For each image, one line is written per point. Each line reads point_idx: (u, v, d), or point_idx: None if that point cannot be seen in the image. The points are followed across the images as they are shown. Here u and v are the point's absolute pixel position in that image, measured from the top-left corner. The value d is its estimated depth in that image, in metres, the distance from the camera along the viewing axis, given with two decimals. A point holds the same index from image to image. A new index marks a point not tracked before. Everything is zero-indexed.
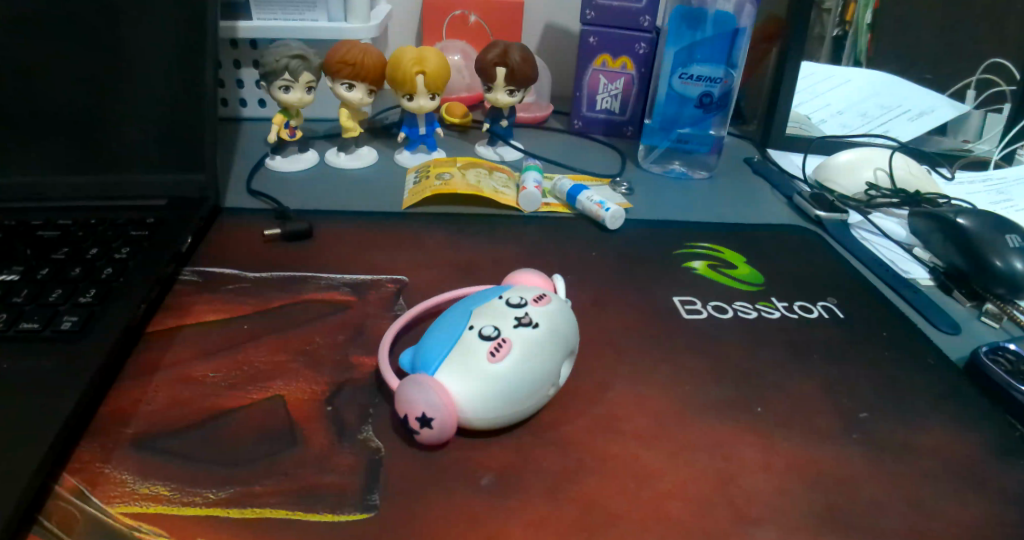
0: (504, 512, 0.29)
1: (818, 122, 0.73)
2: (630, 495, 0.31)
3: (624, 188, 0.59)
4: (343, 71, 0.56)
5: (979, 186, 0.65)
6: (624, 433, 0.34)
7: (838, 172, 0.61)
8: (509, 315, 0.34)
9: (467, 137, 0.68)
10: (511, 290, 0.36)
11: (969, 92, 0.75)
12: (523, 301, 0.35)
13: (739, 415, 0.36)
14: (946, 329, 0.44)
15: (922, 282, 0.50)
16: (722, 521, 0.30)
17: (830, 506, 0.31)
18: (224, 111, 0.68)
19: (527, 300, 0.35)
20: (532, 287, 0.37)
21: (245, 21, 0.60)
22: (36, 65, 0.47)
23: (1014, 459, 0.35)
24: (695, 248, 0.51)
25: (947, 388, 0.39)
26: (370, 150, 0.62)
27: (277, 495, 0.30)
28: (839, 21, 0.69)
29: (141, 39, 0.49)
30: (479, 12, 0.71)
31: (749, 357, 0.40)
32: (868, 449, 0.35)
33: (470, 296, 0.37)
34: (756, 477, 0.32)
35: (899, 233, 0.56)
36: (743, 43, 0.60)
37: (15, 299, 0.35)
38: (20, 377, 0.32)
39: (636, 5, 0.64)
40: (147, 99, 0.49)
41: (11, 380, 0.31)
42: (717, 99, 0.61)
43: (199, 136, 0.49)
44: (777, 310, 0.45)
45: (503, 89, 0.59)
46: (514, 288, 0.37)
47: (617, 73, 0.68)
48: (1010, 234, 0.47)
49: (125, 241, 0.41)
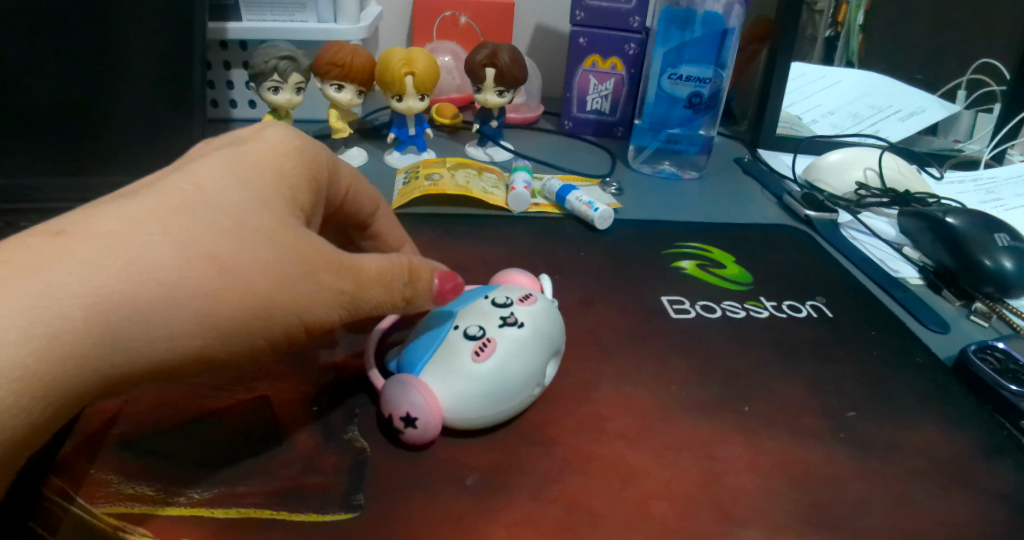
0: (488, 512, 0.29)
1: (809, 122, 0.73)
2: (616, 496, 0.31)
3: (613, 188, 0.59)
4: (332, 72, 0.56)
5: (969, 186, 0.65)
6: (609, 432, 0.34)
7: (827, 172, 0.61)
8: (496, 316, 0.34)
9: (458, 138, 0.68)
10: (496, 289, 0.36)
11: (960, 92, 0.76)
12: (509, 301, 0.35)
13: (725, 415, 0.36)
14: (934, 328, 0.44)
15: (912, 281, 0.50)
16: (707, 522, 0.30)
17: (816, 505, 0.31)
18: (214, 112, 0.67)
19: (512, 299, 0.35)
20: (518, 287, 0.37)
21: (235, 22, 0.60)
22: (25, 68, 0.48)
23: (1001, 458, 0.35)
24: (684, 248, 0.51)
25: (936, 388, 0.39)
26: (360, 151, 0.61)
27: (261, 496, 0.29)
28: (830, 22, 0.69)
29: (126, 42, 0.50)
30: (470, 13, 0.71)
31: (736, 357, 0.40)
32: (855, 449, 0.35)
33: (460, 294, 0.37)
34: (742, 478, 0.32)
35: (889, 233, 0.56)
36: (731, 44, 0.60)
37: None
38: None
39: (626, 6, 0.64)
40: (132, 103, 0.50)
41: None
42: (706, 99, 0.61)
43: (187, 139, 0.51)
44: (765, 310, 0.45)
45: (492, 89, 0.59)
46: (501, 288, 0.37)
47: (607, 73, 0.68)
48: (998, 233, 0.47)
49: None
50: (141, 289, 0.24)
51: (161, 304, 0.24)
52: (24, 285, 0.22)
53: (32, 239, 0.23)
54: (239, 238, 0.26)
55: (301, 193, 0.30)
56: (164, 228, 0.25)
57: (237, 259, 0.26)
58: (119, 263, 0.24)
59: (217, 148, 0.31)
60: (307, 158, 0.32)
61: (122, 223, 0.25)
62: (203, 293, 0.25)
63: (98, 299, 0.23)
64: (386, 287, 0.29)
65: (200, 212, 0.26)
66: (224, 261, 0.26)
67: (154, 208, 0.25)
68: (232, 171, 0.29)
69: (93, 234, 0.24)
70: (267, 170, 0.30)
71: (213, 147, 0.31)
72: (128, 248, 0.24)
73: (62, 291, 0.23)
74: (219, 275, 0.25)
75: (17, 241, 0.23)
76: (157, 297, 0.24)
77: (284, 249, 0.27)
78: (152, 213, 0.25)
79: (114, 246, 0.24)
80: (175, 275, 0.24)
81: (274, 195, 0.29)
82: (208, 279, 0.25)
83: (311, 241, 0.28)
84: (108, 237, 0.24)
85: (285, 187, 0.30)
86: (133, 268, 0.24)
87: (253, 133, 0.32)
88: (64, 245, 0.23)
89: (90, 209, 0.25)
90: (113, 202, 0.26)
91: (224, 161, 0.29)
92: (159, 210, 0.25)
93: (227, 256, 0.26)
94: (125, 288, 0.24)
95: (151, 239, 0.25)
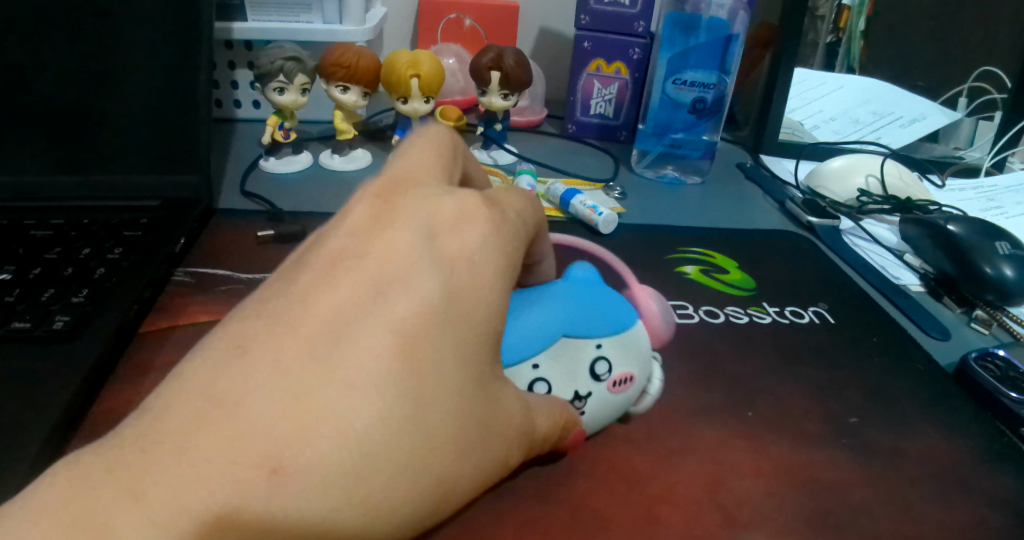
0: (495, 516, 0.29)
1: (811, 128, 0.73)
2: (622, 499, 0.31)
3: (617, 192, 0.59)
4: (337, 73, 0.56)
5: (969, 193, 0.66)
6: (615, 437, 0.34)
7: (829, 178, 0.62)
8: (585, 382, 0.31)
9: (461, 141, 0.68)
10: (611, 344, 0.32)
11: (960, 100, 0.76)
12: (604, 378, 0.32)
13: (729, 420, 0.36)
14: (936, 335, 0.44)
15: (913, 287, 0.50)
16: (711, 525, 0.30)
17: (819, 509, 0.32)
18: (219, 112, 0.68)
19: (609, 379, 0.32)
20: (637, 349, 0.34)
21: (240, 23, 0.60)
22: (32, 66, 0.49)
23: (1002, 464, 0.35)
24: (688, 253, 0.51)
25: (937, 394, 0.39)
26: (364, 153, 0.62)
27: None
28: (831, 28, 0.69)
29: (131, 41, 0.50)
30: (474, 15, 0.71)
31: (739, 362, 0.41)
32: (857, 454, 0.35)
33: (591, 298, 0.33)
34: (746, 482, 0.33)
35: (890, 240, 0.56)
36: (736, 50, 0.60)
37: (8, 298, 0.38)
38: (23, 373, 0.34)
39: (631, 11, 0.64)
40: (134, 100, 0.50)
41: (13, 377, 0.34)
42: (711, 104, 0.61)
43: (192, 137, 0.51)
44: (768, 316, 0.45)
45: (497, 93, 0.60)
46: (620, 336, 0.33)
47: (611, 78, 0.68)
48: (999, 241, 0.47)
49: (118, 241, 0.44)
50: (373, 482, 0.21)
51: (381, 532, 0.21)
52: (248, 529, 0.19)
53: (249, 456, 0.19)
54: (447, 427, 0.23)
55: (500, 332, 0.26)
56: (383, 421, 0.21)
57: (447, 448, 0.23)
58: (347, 478, 0.20)
59: (414, 252, 0.25)
60: (508, 278, 0.27)
61: (339, 419, 0.21)
62: (420, 497, 0.22)
63: (338, 502, 0.20)
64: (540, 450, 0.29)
65: (417, 388, 0.22)
66: (438, 436, 0.23)
67: (374, 388, 0.21)
68: (444, 304, 0.24)
69: (320, 424, 0.20)
70: (479, 300, 0.25)
71: (411, 246, 0.25)
72: (356, 446, 0.21)
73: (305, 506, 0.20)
74: (434, 476, 0.22)
75: (225, 444, 0.19)
76: (380, 517, 0.21)
77: (480, 433, 0.24)
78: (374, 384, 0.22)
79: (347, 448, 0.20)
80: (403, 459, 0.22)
81: (481, 349, 0.25)
82: (422, 479, 0.22)
83: (500, 427, 0.25)
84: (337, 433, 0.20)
85: (493, 333, 0.25)
86: (356, 477, 0.21)
87: (444, 230, 0.26)
88: (290, 472, 0.20)
89: (303, 389, 0.21)
90: (325, 361, 0.21)
91: (411, 288, 0.24)
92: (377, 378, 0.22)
93: (440, 455, 0.23)
94: (351, 505, 0.20)
95: (373, 439, 0.21)
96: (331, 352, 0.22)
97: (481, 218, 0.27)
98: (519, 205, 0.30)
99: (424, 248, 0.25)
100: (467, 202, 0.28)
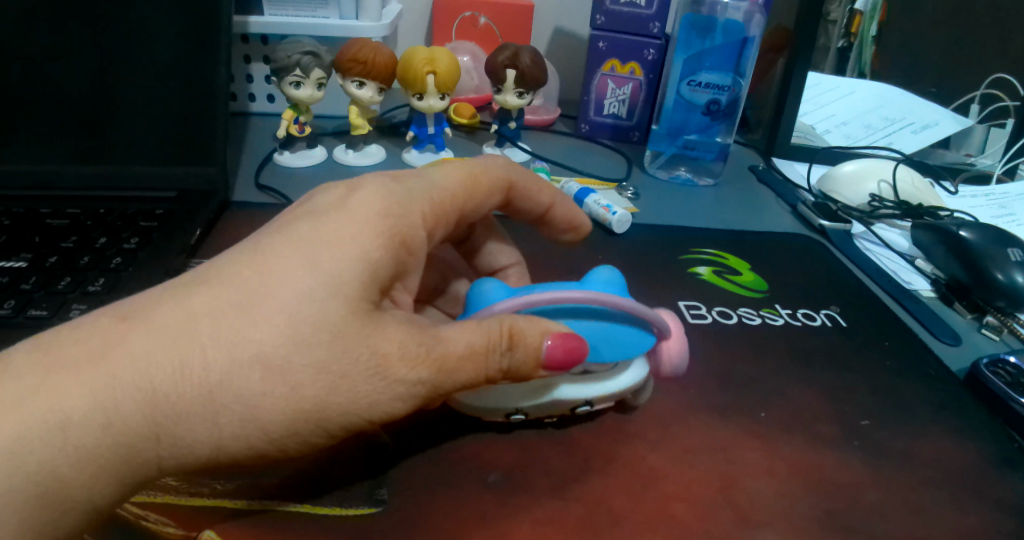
0: (513, 511, 0.30)
1: (823, 132, 0.73)
2: (636, 497, 0.31)
3: (630, 192, 0.59)
4: (353, 69, 0.56)
5: (981, 200, 0.66)
6: (628, 434, 0.35)
7: (841, 183, 0.62)
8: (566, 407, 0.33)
9: (475, 139, 0.69)
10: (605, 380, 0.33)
11: (972, 106, 0.77)
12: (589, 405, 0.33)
13: (741, 421, 0.36)
14: (946, 340, 0.45)
15: (924, 293, 0.50)
16: (723, 523, 0.30)
17: (831, 511, 0.32)
18: (233, 105, 0.68)
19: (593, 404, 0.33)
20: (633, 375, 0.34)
21: (256, 16, 0.61)
22: (45, 52, 0.49)
23: (1012, 469, 0.35)
24: (700, 254, 0.51)
25: (948, 398, 0.40)
26: (378, 149, 0.62)
27: (286, 486, 0.30)
28: (844, 32, 0.69)
29: (150, 32, 0.50)
30: (489, 13, 0.71)
31: (752, 362, 0.41)
32: (869, 456, 0.35)
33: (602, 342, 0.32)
34: (758, 481, 0.33)
35: (901, 245, 0.56)
36: (752, 52, 0.60)
37: (25, 286, 0.38)
38: None
39: (647, 12, 0.64)
40: (153, 93, 0.50)
41: None
42: (725, 106, 0.62)
43: (210, 130, 0.51)
44: (780, 318, 0.45)
45: (512, 91, 0.60)
46: (600, 373, 0.33)
47: (626, 78, 0.68)
48: (1012, 248, 0.47)
49: (134, 231, 0.44)
50: (196, 346, 0.25)
51: (200, 398, 0.25)
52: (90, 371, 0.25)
53: (109, 316, 0.26)
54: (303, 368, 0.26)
55: (382, 264, 0.28)
56: (221, 307, 0.26)
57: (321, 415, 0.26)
58: (170, 341, 0.25)
59: (308, 212, 0.29)
60: (396, 224, 0.30)
61: (185, 298, 0.26)
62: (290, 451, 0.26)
63: (167, 363, 0.25)
64: (468, 366, 0.28)
65: (269, 311, 0.26)
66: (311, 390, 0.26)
67: (220, 288, 0.26)
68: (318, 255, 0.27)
69: (164, 304, 0.26)
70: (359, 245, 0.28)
71: (310, 207, 0.30)
72: (191, 318, 0.26)
73: (137, 357, 0.25)
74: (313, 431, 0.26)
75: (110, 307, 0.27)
76: (196, 380, 0.25)
77: None
78: (220, 287, 0.26)
79: (180, 321, 0.26)
80: (244, 345, 0.25)
81: None
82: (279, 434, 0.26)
83: None
84: (175, 310, 0.26)
85: (361, 262, 0.27)
86: (182, 343, 0.25)
87: (341, 197, 0.30)
88: (130, 325, 0.25)
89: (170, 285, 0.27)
90: (199, 270, 0.28)
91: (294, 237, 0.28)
92: (226, 279, 0.27)
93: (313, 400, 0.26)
94: (171, 362, 0.25)
95: (204, 326, 0.25)
96: (206, 265, 0.28)
97: (377, 185, 0.31)
98: (456, 170, 0.35)
99: (317, 209, 0.29)
100: (373, 179, 0.32)
